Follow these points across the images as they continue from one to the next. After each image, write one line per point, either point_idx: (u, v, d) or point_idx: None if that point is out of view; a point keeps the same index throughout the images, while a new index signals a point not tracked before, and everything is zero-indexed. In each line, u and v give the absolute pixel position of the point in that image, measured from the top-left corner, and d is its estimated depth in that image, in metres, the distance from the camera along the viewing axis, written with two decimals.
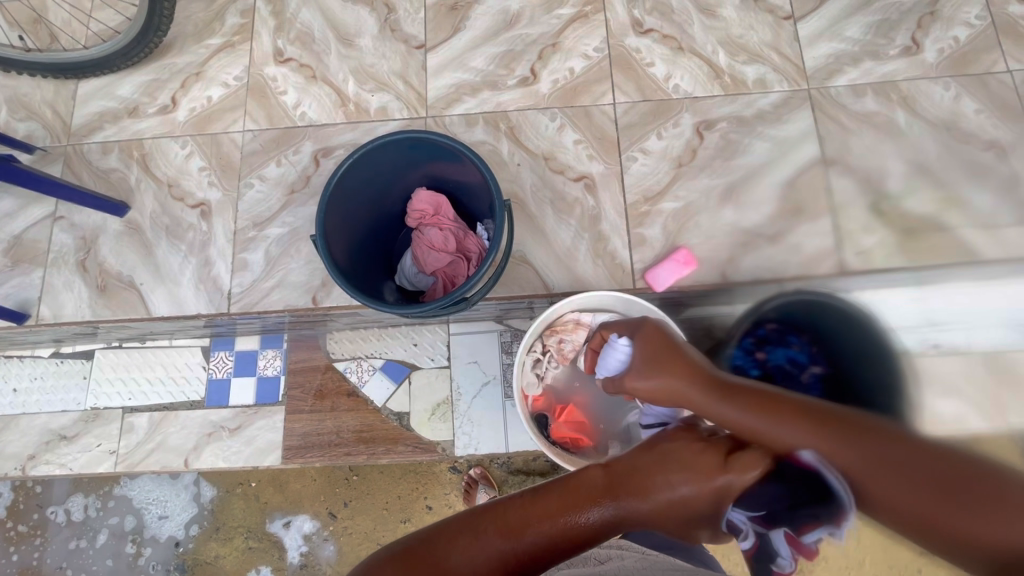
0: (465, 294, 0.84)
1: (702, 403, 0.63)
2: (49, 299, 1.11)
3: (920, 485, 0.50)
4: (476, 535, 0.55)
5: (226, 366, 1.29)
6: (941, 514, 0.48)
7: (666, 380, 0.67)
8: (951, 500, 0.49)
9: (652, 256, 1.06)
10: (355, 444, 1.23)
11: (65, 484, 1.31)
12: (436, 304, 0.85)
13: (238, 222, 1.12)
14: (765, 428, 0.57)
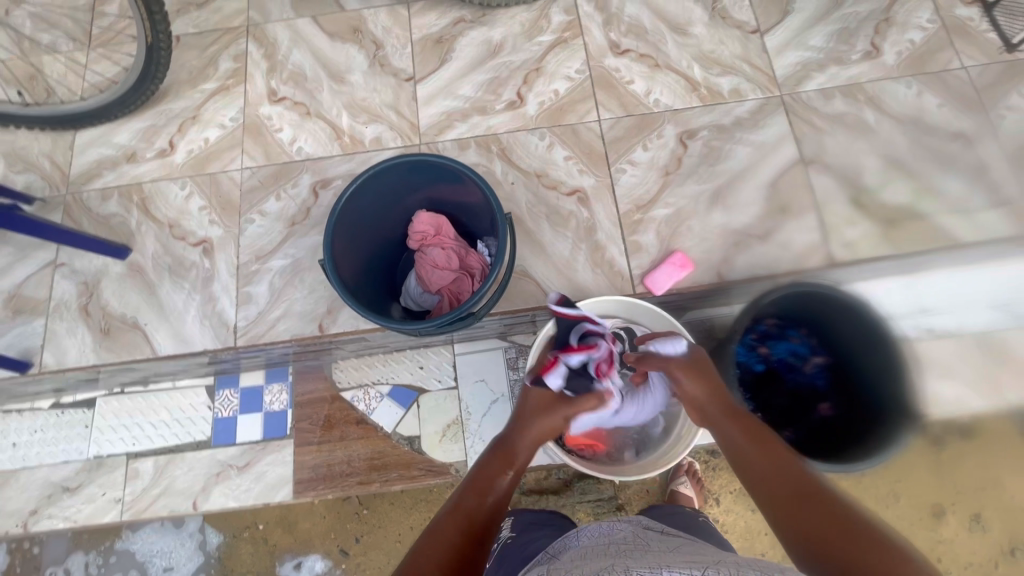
0: (471, 307, 0.87)
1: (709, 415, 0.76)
2: (52, 346, 1.10)
3: (815, 506, 0.56)
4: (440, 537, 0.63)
5: (232, 405, 1.28)
6: (817, 529, 0.53)
7: (700, 387, 0.77)
8: (833, 523, 0.53)
9: (648, 261, 1.09)
10: (368, 472, 1.22)
11: (63, 544, 1.23)
12: (444, 319, 0.86)
13: (240, 256, 1.13)
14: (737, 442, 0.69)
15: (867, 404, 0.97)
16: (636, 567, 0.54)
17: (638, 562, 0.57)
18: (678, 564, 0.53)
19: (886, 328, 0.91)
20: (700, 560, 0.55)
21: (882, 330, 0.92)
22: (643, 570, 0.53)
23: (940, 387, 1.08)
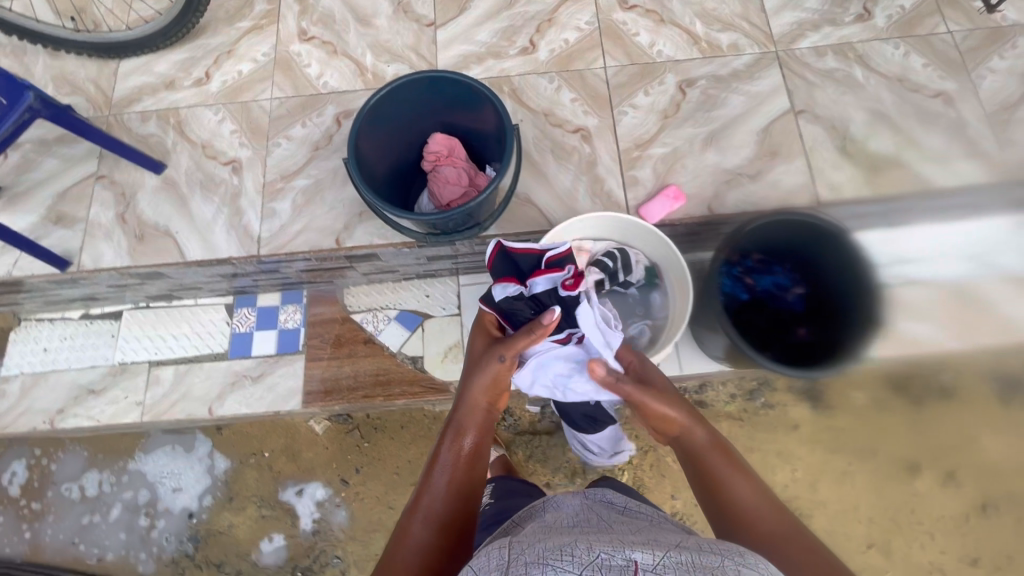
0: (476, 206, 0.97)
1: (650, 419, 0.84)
2: (89, 248, 1.20)
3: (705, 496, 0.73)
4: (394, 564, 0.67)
5: (249, 321, 1.37)
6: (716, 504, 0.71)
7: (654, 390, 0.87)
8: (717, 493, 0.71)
9: (644, 194, 1.17)
10: (373, 387, 1.30)
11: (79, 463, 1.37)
12: (452, 214, 0.96)
13: (267, 175, 1.22)
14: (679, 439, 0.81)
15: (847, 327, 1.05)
16: (602, 545, 0.49)
17: (601, 540, 0.52)
18: (645, 547, 0.49)
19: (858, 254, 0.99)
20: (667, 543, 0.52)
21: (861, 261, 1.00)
22: (609, 549, 0.48)
23: (915, 328, 1.21)
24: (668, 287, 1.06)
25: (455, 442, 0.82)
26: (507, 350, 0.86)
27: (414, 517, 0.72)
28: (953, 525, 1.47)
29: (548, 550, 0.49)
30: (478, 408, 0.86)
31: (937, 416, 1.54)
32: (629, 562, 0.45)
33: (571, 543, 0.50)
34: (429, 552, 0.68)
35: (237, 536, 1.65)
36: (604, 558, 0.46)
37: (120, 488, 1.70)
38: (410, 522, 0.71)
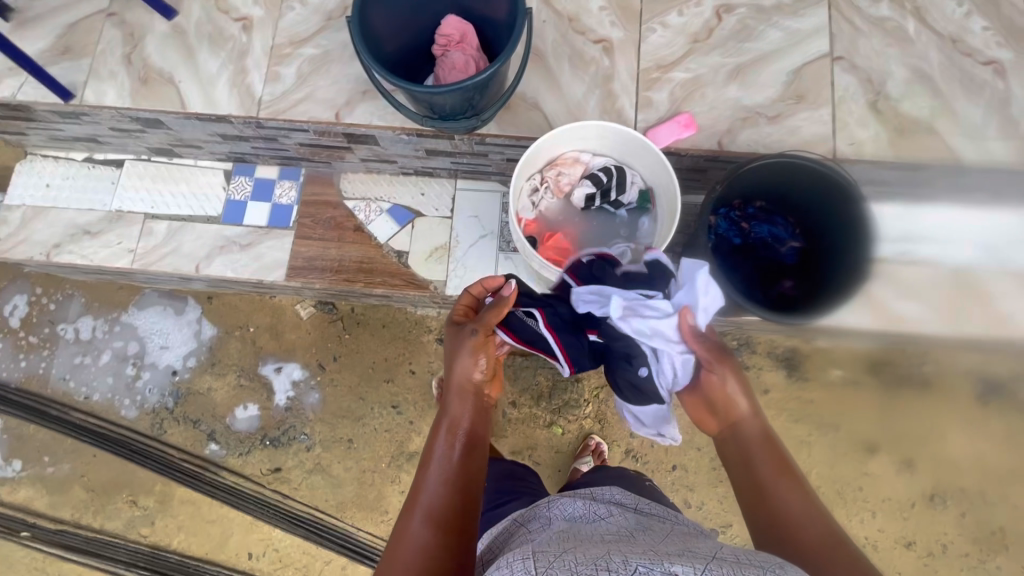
0: (476, 86, 0.93)
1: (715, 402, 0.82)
2: (94, 84, 1.19)
3: (747, 492, 0.72)
4: None
5: (245, 191, 1.38)
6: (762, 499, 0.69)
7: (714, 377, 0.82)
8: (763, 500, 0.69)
9: (655, 118, 1.13)
10: (355, 273, 1.31)
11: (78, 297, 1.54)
12: (450, 91, 0.93)
13: (276, 38, 1.19)
14: (731, 429, 0.79)
15: (834, 283, 1.02)
16: (637, 558, 0.55)
17: (633, 551, 0.59)
18: (680, 560, 0.56)
19: (863, 210, 0.97)
20: (701, 553, 0.58)
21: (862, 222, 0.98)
22: (644, 562, 0.54)
23: (903, 307, 1.17)
24: (659, 212, 1.03)
25: (450, 437, 0.78)
26: (480, 325, 0.85)
27: (412, 515, 0.69)
28: (899, 507, 1.51)
29: (579, 563, 0.55)
30: (460, 393, 0.82)
31: (907, 403, 1.56)
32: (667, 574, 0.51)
33: (604, 555, 0.56)
34: (436, 549, 0.66)
35: (216, 400, 1.72)
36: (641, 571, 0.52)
37: (111, 337, 1.77)
38: (409, 520, 0.69)
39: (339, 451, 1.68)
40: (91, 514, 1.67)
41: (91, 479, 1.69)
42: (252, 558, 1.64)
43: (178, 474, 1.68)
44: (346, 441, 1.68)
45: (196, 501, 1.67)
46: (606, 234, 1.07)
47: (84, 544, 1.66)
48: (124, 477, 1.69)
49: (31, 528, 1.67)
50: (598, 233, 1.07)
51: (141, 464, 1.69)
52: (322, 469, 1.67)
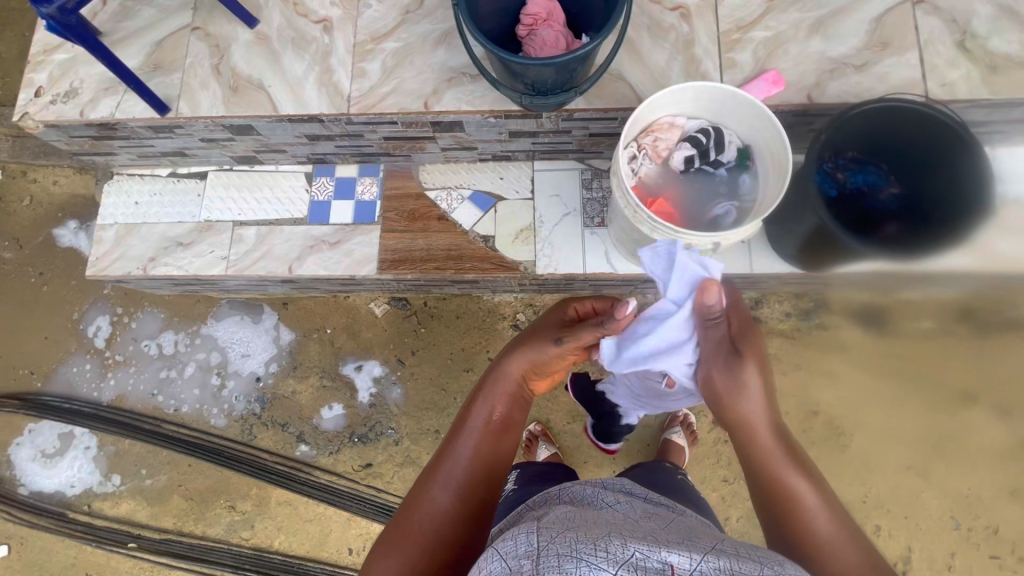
0: (582, 57, 0.96)
1: (734, 401, 0.83)
2: (186, 97, 1.23)
3: (767, 497, 0.77)
4: (412, 524, 0.79)
5: (327, 190, 1.42)
6: (783, 509, 0.74)
7: (738, 373, 0.82)
8: (782, 509, 0.74)
9: (741, 78, 1.14)
10: (445, 260, 1.34)
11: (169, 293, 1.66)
12: (558, 61, 0.94)
13: (357, 37, 1.23)
14: (752, 430, 0.82)
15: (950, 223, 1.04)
16: (635, 543, 0.59)
17: (634, 538, 0.62)
18: (678, 548, 0.59)
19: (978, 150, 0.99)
20: (700, 545, 0.62)
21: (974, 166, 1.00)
22: (642, 547, 0.58)
23: (1001, 243, 1.23)
24: (761, 168, 1.04)
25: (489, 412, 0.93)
26: (562, 338, 0.96)
27: (435, 479, 0.84)
28: (997, 454, 1.50)
29: (580, 543, 0.59)
30: (509, 385, 0.97)
31: (998, 348, 1.55)
32: (664, 563, 0.55)
33: (604, 539, 0.60)
34: (445, 515, 0.80)
35: (301, 402, 1.76)
36: (641, 558, 0.55)
37: (193, 349, 1.82)
38: (432, 484, 0.83)
39: (426, 442, 1.71)
40: (193, 521, 1.72)
41: (189, 488, 1.74)
42: (353, 553, 1.67)
43: (272, 477, 1.72)
44: (433, 432, 1.71)
45: (292, 501, 1.70)
46: (707, 195, 1.08)
47: (189, 550, 1.70)
48: (221, 483, 1.74)
49: (137, 539, 1.72)
50: (698, 194, 1.08)
51: (234, 469, 1.73)
52: (411, 461, 1.70)
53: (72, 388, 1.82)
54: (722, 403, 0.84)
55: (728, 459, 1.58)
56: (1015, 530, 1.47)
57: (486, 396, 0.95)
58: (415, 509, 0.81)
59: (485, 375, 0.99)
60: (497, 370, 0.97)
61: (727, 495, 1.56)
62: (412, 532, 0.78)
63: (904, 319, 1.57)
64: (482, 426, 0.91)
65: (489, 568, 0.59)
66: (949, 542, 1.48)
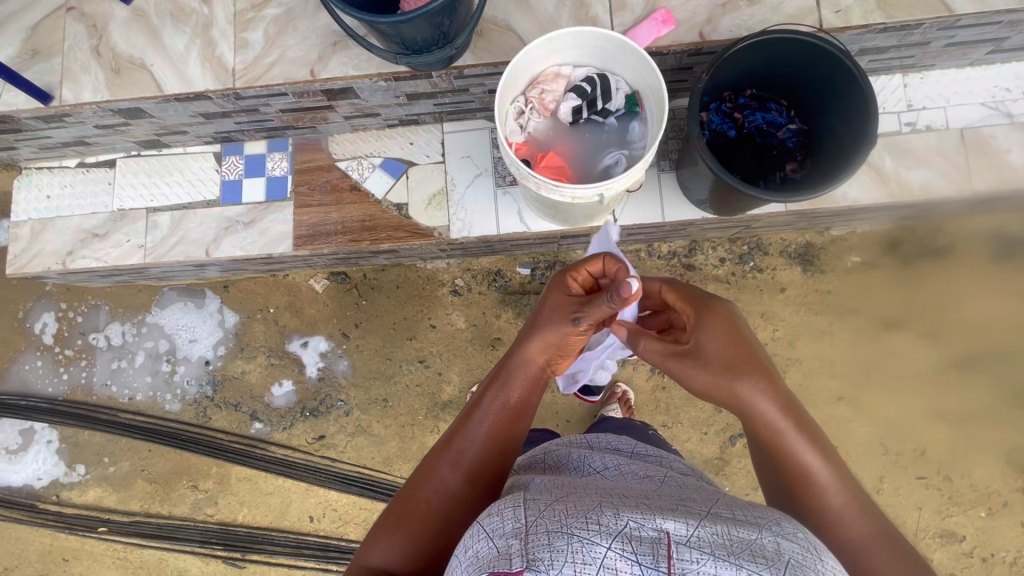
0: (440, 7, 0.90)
1: (748, 399, 0.73)
2: (69, 83, 1.20)
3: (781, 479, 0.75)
4: (421, 502, 0.77)
5: (237, 169, 1.39)
6: (799, 491, 0.74)
7: (746, 377, 0.73)
8: (796, 491, 0.74)
9: (631, 20, 1.11)
10: (360, 232, 1.33)
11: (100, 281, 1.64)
12: (414, 14, 0.89)
13: (237, 5, 1.18)
14: (766, 424, 0.74)
15: (846, 154, 0.98)
16: (628, 511, 0.56)
17: (624, 504, 0.60)
18: (673, 514, 0.57)
19: (865, 86, 0.94)
20: (694, 509, 0.61)
21: (861, 95, 0.95)
22: (636, 516, 0.56)
23: (911, 173, 1.23)
24: (651, 114, 1.01)
25: (502, 394, 0.84)
26: (580, 312, 0.84)
27: (444, 458, 0.80)
28: (924, 379, 1.55)
29: (571, 516, 0.56)
30: (532, 368, 0.86)
31: (927, 275, 1.56)
32: (660, 532, 0.53)
33: (596, 508, 0.57)
34: (451, 495, 0.78)
35: (251, 381, 1.78)
36: (635, 528, 0.53)
37: (141, 338, 1.82)
38: (438, 464, 0.80)
39: (376, 411, 1.75)
40: (159, 502, 1.78)
41: (151, 471, 1.79)
42: (314, 520, 1.73)
43: (230, 455, 1.76)
44: (382, 400, 1.75)
45: (251, 477, 1.76)
46: (599, 146, 1.06)
47: (157, 530, 1.77)
48: (182, 465, 1.78)
49: (107, 523, 1.79)
50: (591, 146, 1.06)
51: (194, 451, 1.77)
52: (363, 430, 1.75)
53: (27, 385, 1.84)
54: (719, 398, 0.76)
55: (666, 405, 1.62)
56: (941, 450, 1.52)
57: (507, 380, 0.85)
58: (419, 489, 0.78)
59: (502, 358, 0.88)
60: (517, 357, 0.86)
61: (667, 439, 1.60)
62: (416, 515, 0.76)
63: (836, 255, 1.57)
64: (504, 409, 0.84)
65: (474, 547, 0.57)
66: (879, 466, 1.54)
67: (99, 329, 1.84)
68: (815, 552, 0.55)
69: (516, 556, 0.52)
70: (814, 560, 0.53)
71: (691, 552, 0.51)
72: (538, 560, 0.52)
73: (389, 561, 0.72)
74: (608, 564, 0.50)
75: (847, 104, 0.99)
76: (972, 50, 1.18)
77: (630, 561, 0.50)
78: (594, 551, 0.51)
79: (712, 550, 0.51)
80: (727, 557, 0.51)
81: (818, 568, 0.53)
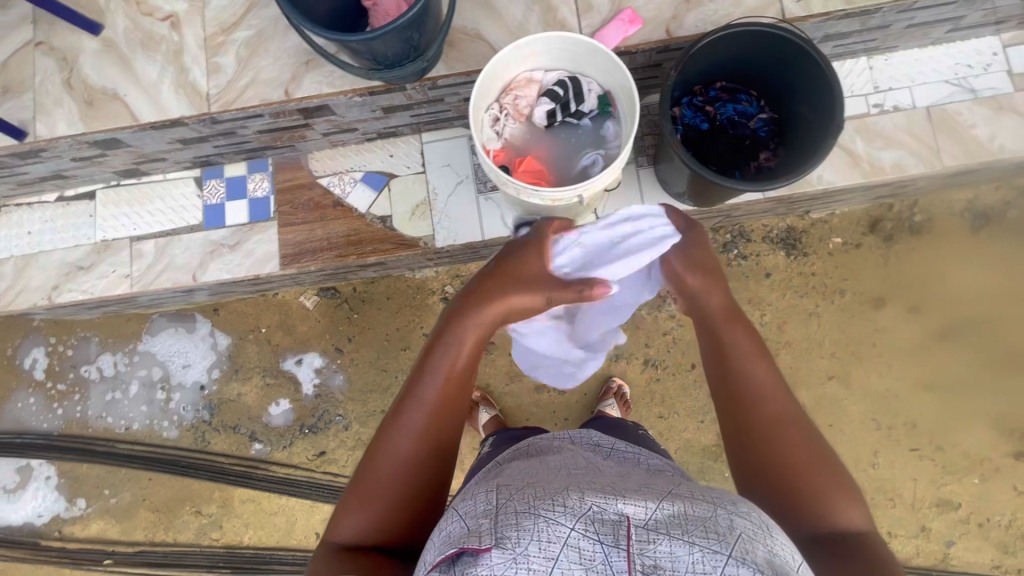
0: (411, 21, 0.91)
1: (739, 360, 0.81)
2: (42, 117, 1.19)
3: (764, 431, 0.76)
4: (381, 476, 0.76)
5: (219, 193, 1.39)
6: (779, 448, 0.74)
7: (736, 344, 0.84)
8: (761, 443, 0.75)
9: (599, 20, 1.12)
10: (346, 247, 1.34)
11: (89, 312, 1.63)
12: (388, 29, 0.90)
13: (207, 29, 1.18)
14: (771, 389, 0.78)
15: (812, 145, 1.01)
16: (592, 494, 0.58)
17: (592, 488, 0.61)
18: (634, 496, 0.59)
19: (829, 75, 0.96)
20: (656, 490, 0.62)
21: (826, 87, 0.98)
22: (599, 498, 0.57)
23: (884, 154, 1.26)
24: (623, 111, 1.03)
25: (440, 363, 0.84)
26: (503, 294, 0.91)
27: (396, 425, 0.79)
28: (912, 352, 1.58)
29: (538, 500, 0.58)
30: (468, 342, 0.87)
31: (907, 250, 1.59)
32: (620, 515, 0.54)
33: (562, 492, 0.59)
34: (409, 460, 0.77)
35: (248, 403, 1.78)
36: (597, 511, 0.55)
37: (133, 367, 1.81)
38: (393, 434, 0.79)
39: (375, 423, 1.75)
40: (163, 530, 1.77)
41: (153, 500, 1.79)
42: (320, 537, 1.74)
43: (231, 478, 1.76)
44: (380, 412, 1.75)
45: (255, 498, 1.76)
46: (576, 146, 1.07)
47: (163, 558, 1.77)
48: (184, 492, 1.78)
49: (111, 555, 1.78)
50: (567, 147, 1.07)
51: (195, 476, 1.77)
52: (363, 443, 1.75)
53: (21, 423, 1.82)
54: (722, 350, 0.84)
55: (662, 396, 1.63)
56: (930, 421, 1.56)
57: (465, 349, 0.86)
58: (378, 465, 0.76)
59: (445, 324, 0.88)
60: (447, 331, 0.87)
61: (664, 430, 1.62)
62: (379, 490, 0.75)
63: (818, 237, 1.60)
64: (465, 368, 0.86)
65: (448, 528, 0.59)
66: (873, 441, 1.57)
67: (91, 360, 1.82)
68: (766, 528, 0.55)
69: (485, 533, 0.54)
70: (765, 536, 0.54)
71: (649, 533, 0.52)
72: (506, 538, 0.53)
73: (359, 533, 0.72)
74: (571, 543, 0.52)
75: (813, 96, 1.02)
76: (932, 30, 1.21)
77: (592, 540, 0.52)
78: (558, 531, 0.53)
79: (666, 529, 0.53)
80: (681, 534, 0.52)
81: (769, 541, 0.53)
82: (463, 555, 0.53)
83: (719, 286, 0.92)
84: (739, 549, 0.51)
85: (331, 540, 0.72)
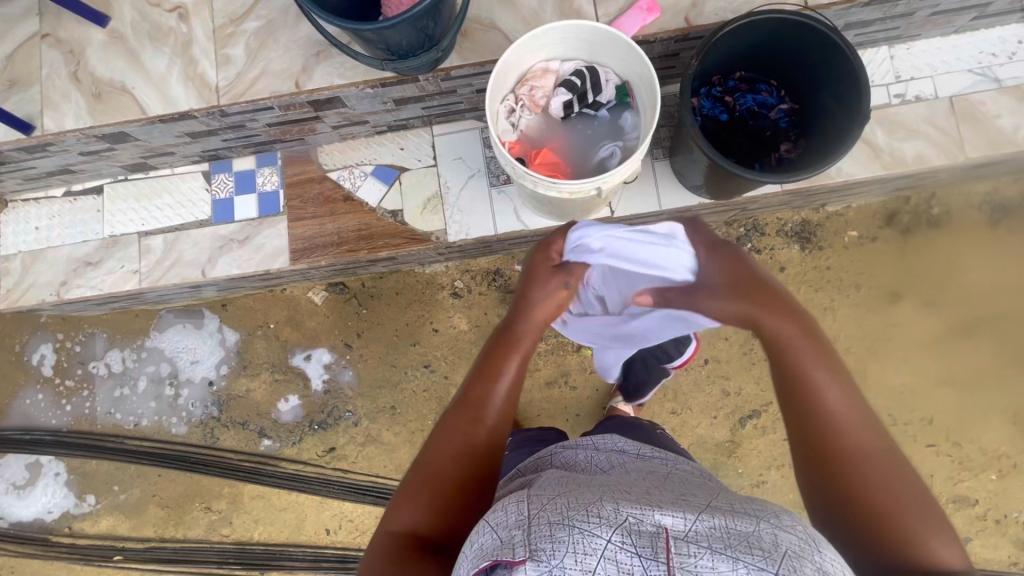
0: (425, 10, 0.89)
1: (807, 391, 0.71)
2: (50, 111, 1.18)
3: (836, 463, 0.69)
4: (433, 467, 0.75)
5: (227, 187, 1.37)
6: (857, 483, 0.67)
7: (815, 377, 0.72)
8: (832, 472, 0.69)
9: (616, 9, 1.10)
10: (357, 242, 1.32)
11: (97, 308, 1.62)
12: (401, 18, 0.88)
13: (215, 20, 1.16)
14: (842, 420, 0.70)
15: (837, 134, 0.99)
16: (627, 503, 0.57)
17: (625, 496, 0.60)
18: (671, 506, 0.57)
19: (854, 62, 0.93)
20: (693, 501, 0.61)
21: (851, 75, 0.95)
22: (636, 508, 0.56)
23: (905, 145, 1.23)
24: (643, 102, 1.00)
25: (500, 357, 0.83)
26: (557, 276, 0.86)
27: (451, 416, 0.78)
28: (929, 347, 1.56)
29: (573, 508, 0.56)
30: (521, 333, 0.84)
31: (925, 244, 1.57)
32: (659, 527, 0.53)
33: (596, 501, 0.57)
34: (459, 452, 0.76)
35: (257, 399, 1.77)
36: (634, 522, 0.53)
37: (142, 363, 1.80)
38: (446, 425, 0.78)
39: (385, 419, 1.74)
40: (172, 526, 1.77)
41: (163, 496, 1.78)
42: (330, 533, 1.73)
43: (241, 474, 1.76)
44: (390, 408, 1.74)
45: (264, 494, 1.75)
46: (593, 138, 1.05)
47: (173, 554, 1.77)
48: (193, 488, 1.77)
49: (121, 551, 1.78)
50: (583, 139, 1.05)
51: (204, 472, 1.76)
52: (373, 439, 1.74)
53: (30, 419, 1.82)
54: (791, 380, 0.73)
55: (675, 392, 1.62)
56: (947, 417, 1.54)
57: (514, 345, 0.83)
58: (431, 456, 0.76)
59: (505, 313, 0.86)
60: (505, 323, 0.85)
61: (677, 426, 1.61)
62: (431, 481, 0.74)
63: (834, 230, 1.58)
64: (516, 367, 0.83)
65: (480, 539, 0.57)
66: (889, 437, 1.55)
67: (99, 356, 1.82)
68: (812, 543, 0.54)
69: (519, 545, 0.53)
70: (812, 552, 0.52)
71: (688, 546, 0.51)
72: (540, 549, 0.52)
73: (409, 525, 0.71)
74: (608, 556, 0.50)
75: (836, 84, 1.00)
76: (956, 17, 1.18)
77: (630, 554, 0.50)
78: (595, 542, 0.51)
79: (708, 544, 0.51)
80: (723, 549, 0.51)
81: (816, 558, 0.52)
82: (497, 567, 0.52)
83: (783, 305, 0.75)
84: (785, 568, 0.50)
85: (383, 542, 0.69)
